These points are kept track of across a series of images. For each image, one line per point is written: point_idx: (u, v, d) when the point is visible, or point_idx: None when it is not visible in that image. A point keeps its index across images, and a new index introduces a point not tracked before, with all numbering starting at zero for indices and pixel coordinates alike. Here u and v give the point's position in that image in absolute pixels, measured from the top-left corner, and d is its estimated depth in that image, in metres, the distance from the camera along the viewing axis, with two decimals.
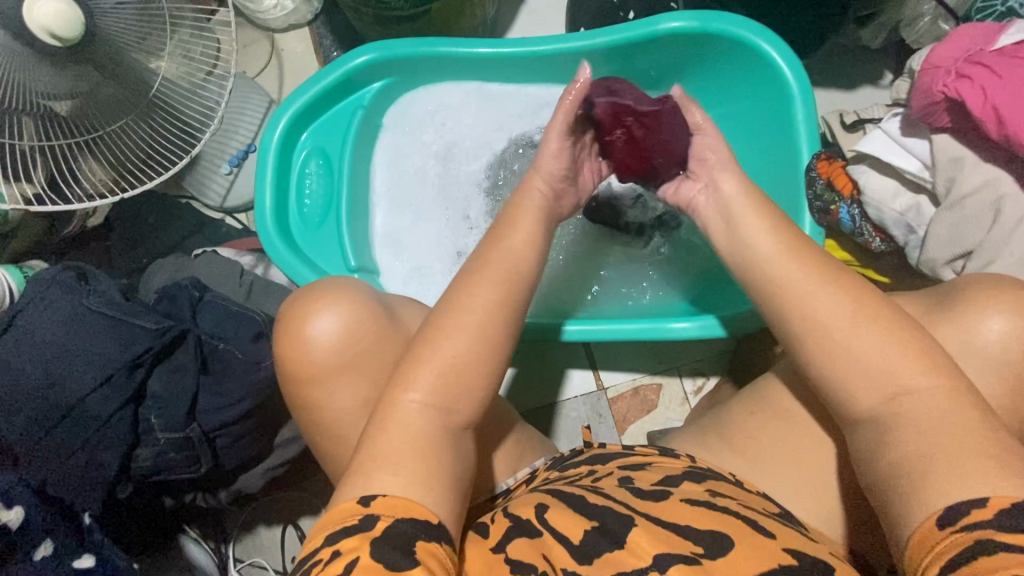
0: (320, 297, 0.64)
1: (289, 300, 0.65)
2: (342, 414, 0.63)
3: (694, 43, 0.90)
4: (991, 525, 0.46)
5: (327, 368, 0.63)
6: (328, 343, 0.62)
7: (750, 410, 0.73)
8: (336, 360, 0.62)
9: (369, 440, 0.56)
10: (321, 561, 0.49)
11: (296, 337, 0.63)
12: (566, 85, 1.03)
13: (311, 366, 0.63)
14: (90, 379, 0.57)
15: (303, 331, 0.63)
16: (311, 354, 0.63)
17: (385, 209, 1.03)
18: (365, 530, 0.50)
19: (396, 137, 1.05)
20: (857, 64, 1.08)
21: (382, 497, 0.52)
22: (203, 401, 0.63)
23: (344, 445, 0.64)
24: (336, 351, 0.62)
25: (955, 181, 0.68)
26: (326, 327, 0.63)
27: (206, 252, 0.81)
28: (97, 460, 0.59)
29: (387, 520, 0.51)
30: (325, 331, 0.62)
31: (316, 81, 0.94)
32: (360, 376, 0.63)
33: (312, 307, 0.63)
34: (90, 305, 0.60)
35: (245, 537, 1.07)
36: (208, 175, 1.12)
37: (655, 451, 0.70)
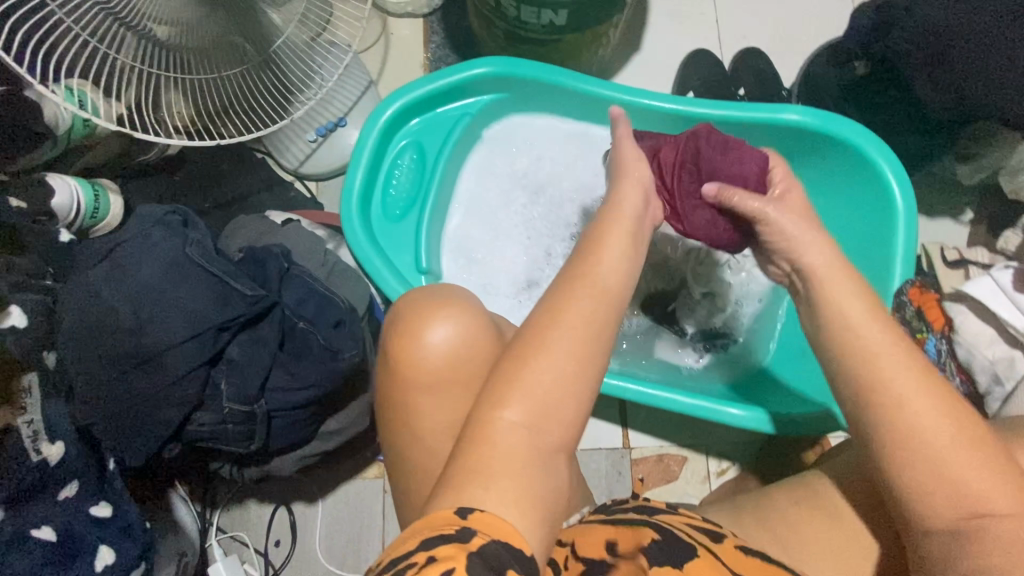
0: (438, 307, 0.63)
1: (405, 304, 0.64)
2: (417, 426, 0.61)
3: (808, 140, 0.91)
4: None
5: (430, 377, 0.61)
6: (443, 351, 0.61)
7: (794, 499, 0.72)
8: (440, 372, 0.61)
9: (463, 455, 0.53)
10: (415, 566, 0.43)
11: (407, 341, 0.62)
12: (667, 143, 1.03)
13: (421, 372, 0.61)
14: (177, 333, 0.55)
15: (418, 335, 0.61)
16: (419, 360, 0.61)
17: (462, 217, 1.01)
18: (462, 540, 0.46)
19: (491, 150, 1.03)
20: (943, 195, 1.11)
21: (480, 513, 0.49)
22: (274, 378, 0.61)
23: (405, 453, 0.63)
24: (450, 362, 0.61)
25: None
26: (440, 338, 0.61)
27: (293, 220, 0.79)
28: (157, 415, 0.56)
29: (485, 537, 0.47)
30: (440, 342, 0.61)
31: (433, 80, 0.93)
32: (447, 393, 0.61)
33: (429, 315, 0.62)
34: (192, 254, 0.58)
35: (233, 508, 1.04)
36: (292, 137, 1.10)
37: (697, 515, 0.68)
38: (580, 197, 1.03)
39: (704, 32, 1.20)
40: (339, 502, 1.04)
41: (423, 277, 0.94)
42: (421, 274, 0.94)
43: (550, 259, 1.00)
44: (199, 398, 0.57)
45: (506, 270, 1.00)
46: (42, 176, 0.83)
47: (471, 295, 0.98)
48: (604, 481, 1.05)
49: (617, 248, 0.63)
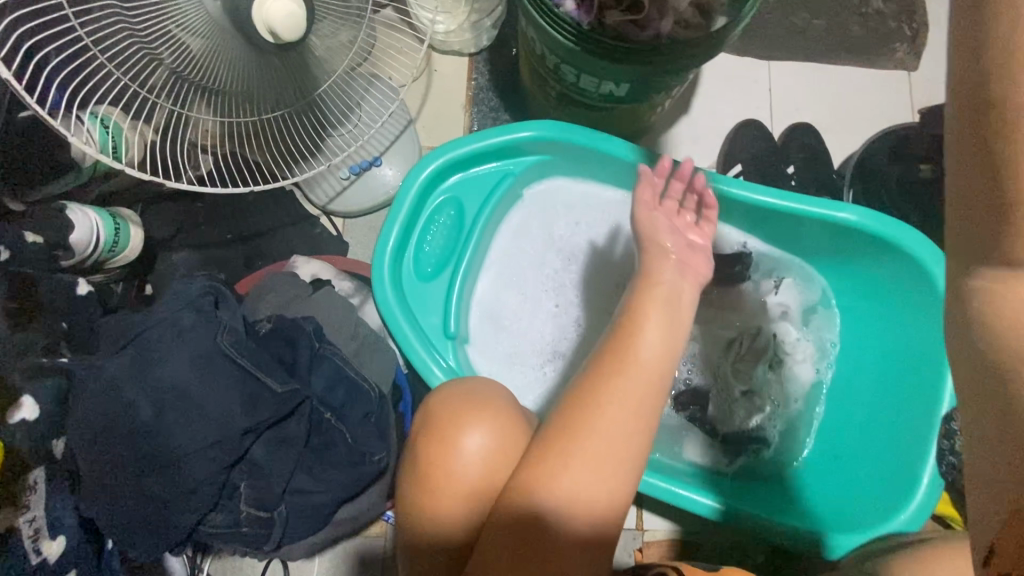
0: (472, 409, 0.62)
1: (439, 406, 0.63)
2: (440, 537, 0.59)
3: (862, 242, 0.88)
4: None
5: (460, 491, 0.59)
6: (479, 462, 0.59)
7: None
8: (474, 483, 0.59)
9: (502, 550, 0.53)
10: None
11: (442, 447, 0.60)
12: None
13: (454, 482, 0.59)
14: (200, 437, 0.51)
15: (453, 442, 0.60)
16: (448, 470, 0.60)
17: (493, 279, 0.98)
18: None
19: (529, 210, 0.99)
20: None
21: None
22: (297, 480, 0.57)
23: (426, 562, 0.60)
24: (483, 474, 0.59)
25: None
26: (474, 446, 0.60)
27: (324, 284, 0.75)
28: (171, 519, 0.52)
29: None
30: (474, 450, 0.60)
31: (480, 138, 0.89)
32: (476, 506, 0.59)
33: (459, 420, 0.61)
34: (223, 346, 0.54)
35: (226, 555, 0.99)
36: (324, 172, 1.06)
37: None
38: (619, 266, 0.98)
39: (756, 100, 1.16)
40: (337, 559, 1.00)
41: (449, 342, 0.90)
42: (448, 340, 0.90)
43: (581, 332, 0.96)
44: (216, 502, 0.53)
45: (531, 337, 0.97)
46: (61, 208, 0.76)
47: (498, 363, 0.95)
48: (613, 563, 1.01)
49: (650, 340, 0.59)
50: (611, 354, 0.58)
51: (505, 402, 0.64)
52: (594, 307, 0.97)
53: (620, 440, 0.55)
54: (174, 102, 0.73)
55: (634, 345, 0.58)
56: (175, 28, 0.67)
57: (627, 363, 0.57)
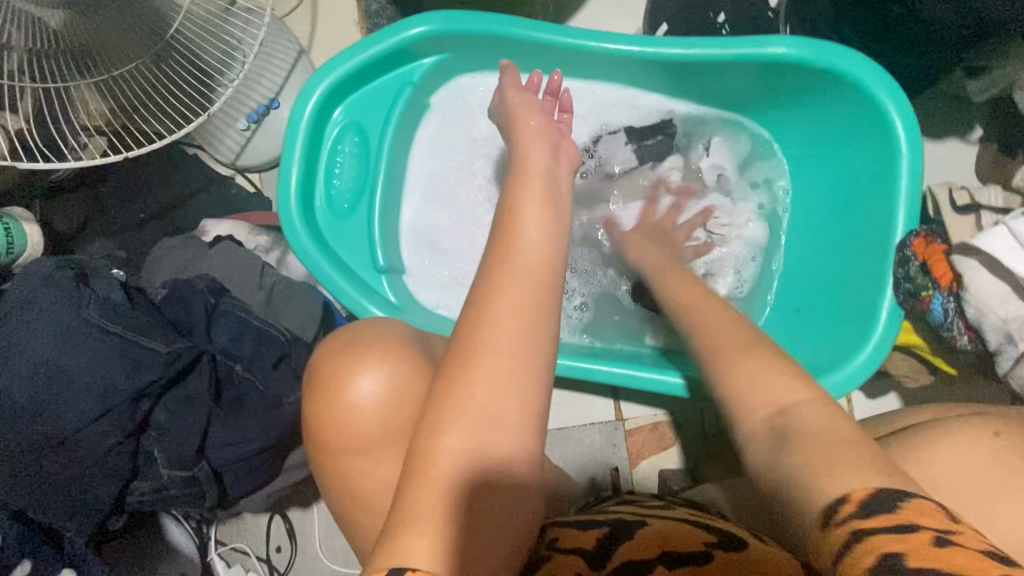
0: (361, 350, 0.56)
1: (327, 350, 0.56)
2: (362, 486, 0.55)
3: (802, 75, 0.79)
4: None
5: (362, 435, 0.55)
6: (374, 404, 0.54)
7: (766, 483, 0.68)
8: (380, 425, 0.54)
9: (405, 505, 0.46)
10: None
11: (335, 396, 0.54)
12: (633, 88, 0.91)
13: (354, 428, 0.54)
14: (89, 410, 0.49)
15: (345, 388, 0.54)
16: (348, 419, 0.54)
17: (418, 201, 0.92)
18: None
19: (442, 121, 0.92)
20: (946, 115, 1.03)
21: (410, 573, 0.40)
22: (213, 435, 0.56)
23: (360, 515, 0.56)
24: (378, 417, 0.54)
25: None
26: (367, 389, 0.54)
27: (223, 238, 0.71)
28: (87, 497, 0.51)
29: None
30: (366, 393, 0.54)
31: (362, 48, 0.80)
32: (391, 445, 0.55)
33: (353, 360, 0.55)
34: (91, 318, 0.51)
35: (230, 520, 1.03)
36: (222, 128, 0.99)
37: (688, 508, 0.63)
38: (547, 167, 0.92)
39: None
40: None
41: (382, 276, 0.86)
42: (381, 273, 0.86)
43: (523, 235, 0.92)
44: (132, 471, 0.53)
45: (463, 255, 0.92)
46: None
47: (439, 287, 0.91)
48: (599, 456, 1.03)
49: (538, 218, 0.53)
50: (492, 255, 0.53)
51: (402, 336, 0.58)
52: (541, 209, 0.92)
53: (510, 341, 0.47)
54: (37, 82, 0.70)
55: (512, 245, 0.52)
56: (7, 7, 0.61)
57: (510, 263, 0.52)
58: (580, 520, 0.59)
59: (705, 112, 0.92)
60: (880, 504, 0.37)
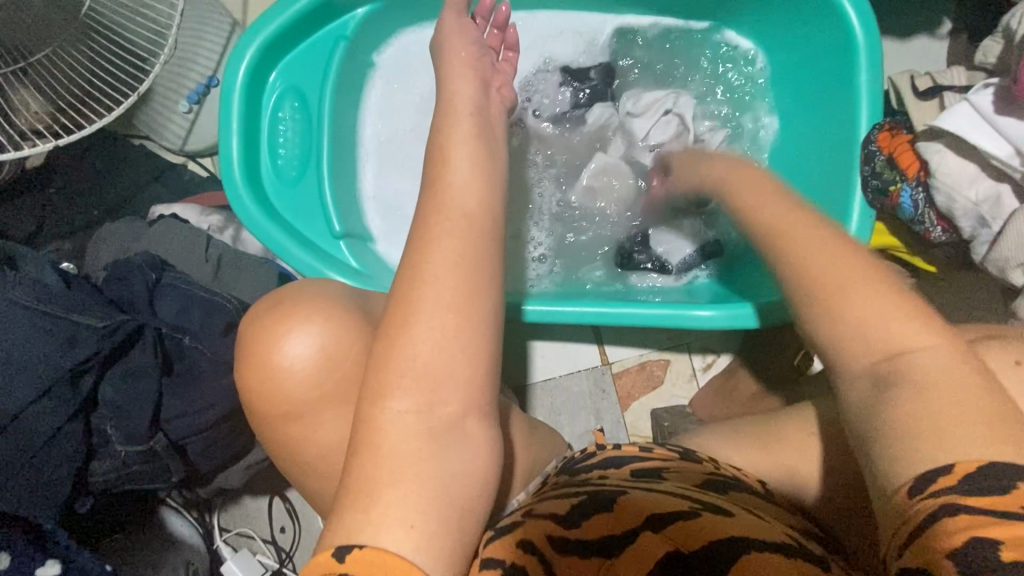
0: (287, 314, 0.52)
1: (258, 317, 0.53)
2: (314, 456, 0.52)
3: None
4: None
5: (306, 407, 0.52)
6: (310, 368, 0.51)
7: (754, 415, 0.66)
8: (318, 390, 0.51)
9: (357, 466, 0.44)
10: None
11: (268, 367, 0.51)
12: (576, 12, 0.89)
13: (292, 397, 0.51)
14: (27, 392, 0.48)
15: (278, 356, 0.51)
16: (288, 389, 0.51)
17: (371, 163, 0.90)
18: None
19: (386, 78, 0.90)
20: (912, 10, 0.98)
21: (358, 549, 0.41)
22: (168, 407, 0.55)
23: (320, 490, 0.54)
24: (316, 381, 0.51)
25: (1002, 195, 0.60)
26: (300, 352, 0.51)
27: (164, 216, 0.69)
28: (43, 482, 0.50)
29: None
30: (298, 357, 0.51)
31: (289, 4, 0.77)
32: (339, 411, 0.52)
33: (283, 323, 0.52)
34: (18, 298, 0.49)
35: (231, 507, 1.03)
36: (164, 112, 0.96)
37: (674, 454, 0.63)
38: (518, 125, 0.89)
39: None
40: None
41: (341, 242, 0.84)
42: (339, 239, 0.84)
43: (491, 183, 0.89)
44: (87, 450, 0.52)
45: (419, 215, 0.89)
46: None
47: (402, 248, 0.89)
48: (589, 403, 1.02)
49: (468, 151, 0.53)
50: (423, 205, 0.51)
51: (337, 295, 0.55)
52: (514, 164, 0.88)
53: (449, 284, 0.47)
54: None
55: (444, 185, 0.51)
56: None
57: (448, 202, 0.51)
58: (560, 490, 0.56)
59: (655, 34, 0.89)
60: (992, 478, 0.34)
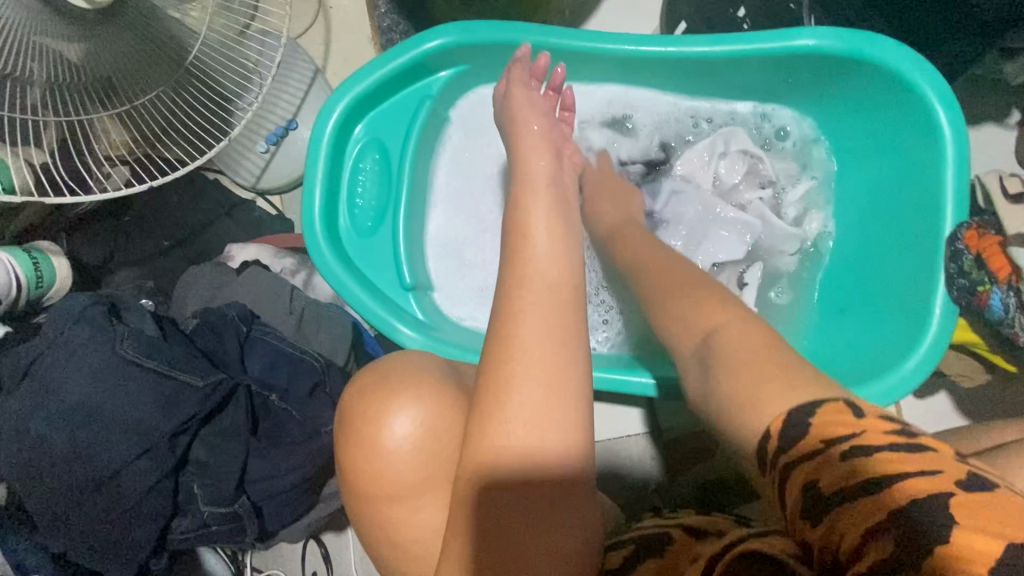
0: (393, 389, 0.52)
1: (359, 388, 0.53)
2: (406, 536, 0.51)
3: (834, 66, 0.77)
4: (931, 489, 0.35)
5: (401, 485, 0.50)
6: (413, 445, 0.50)
7: None
8: (420, 469, 0.50)
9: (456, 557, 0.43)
10: None
11: (371, 440, 0.51)
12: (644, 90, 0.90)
13: (394, 476, 0.50)
14: (127, 450, 0.48)
15: (381, 431, 0.51)
16: (391, 466, 0.50)
17: (443, 215, 0.90)
18: None
19: (463, 134, 0.91)
20: (982, 100, 0.99)
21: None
22: (253, 469, 0.54)
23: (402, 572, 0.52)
24: (418, 458, 0.50)
25: None
26: (405, 431, 0.51)
27: (251, 265, 0.70)
28: (127, 539, 0.50)
29: None
30: (403, 437, 0.51)
31: (381, 64, 0.79)
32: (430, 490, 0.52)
33: (387, 398, 0.52)
34: (125, 353, 0.50)
35: (263, 547, 1.01)
36: (241, 151, 0.99)
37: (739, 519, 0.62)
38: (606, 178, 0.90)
39: None
40: None
41: (410, 294, 0.84)
42: (407, 292, 0.84)
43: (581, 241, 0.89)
44: (172, 511, 0.51)
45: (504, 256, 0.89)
46: None
47: (466, 301, 0.89)
48: None
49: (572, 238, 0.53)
50: None
51: (434, 370, 0.54)
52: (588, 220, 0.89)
53: (546, 363, 0.42)
54: (60, 112, 0.72)
55: (528, 258, 0.46)
56: (23, 39, 0.63)
57: None
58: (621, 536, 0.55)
59: (740, 109, 0.88)
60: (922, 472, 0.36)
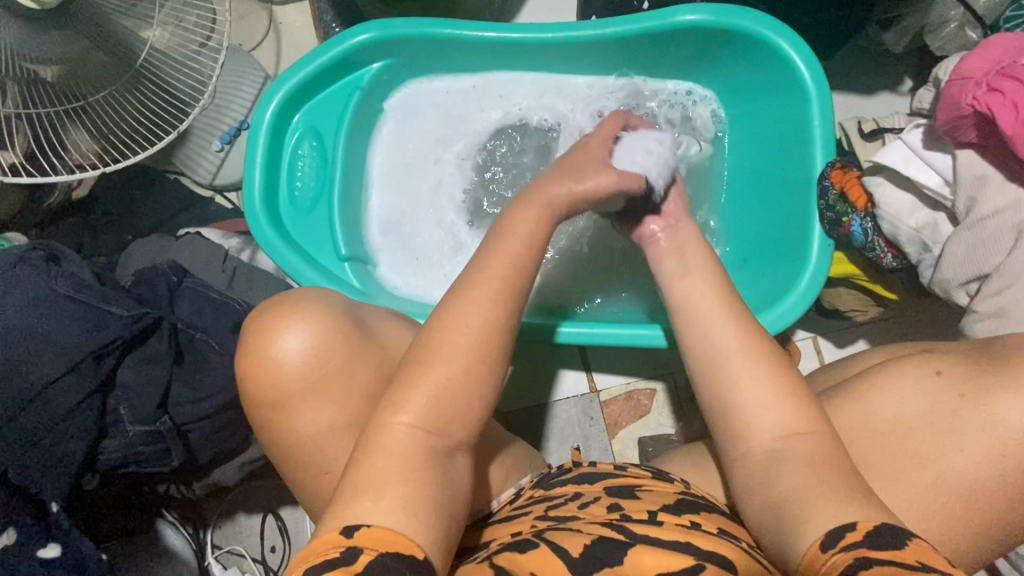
0: (287, 312, 0.59)
1: (261, 311, 0.60)
2: (303, 440, 0.59)
3: (711, 38, 0.86)
4: (862, 543, 0.43)
5: (299, 388, 0.58)
6: (302, 361, 0.58)
7: None
8: (307, 378, 0.58)
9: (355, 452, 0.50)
10: None
11: (263, 357, 0.58)
12: (555, 75, 0.99)
13: (288, 381, 0.58)
14: (55, 368, 0.56)
15: (272, 351, 0.58)
16: (282, 375, 0.58)
17: (378, 195, 0.99)
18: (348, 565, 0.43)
19: (395, 122, 1.00)
20: (879, 70, 1.07)
21: (366, 528, 0.46)
22: (176, 393, 0.62)
23: (317, 480, 0.60)
24: (311, 368, 0.58)
25: (977, 201, 0.61)
26: (294, 347, 0.58)
27: (189, 234, 0.77)
28: (59, 452, 0.57)
29: (371, 553, 0.44)
30: (296, 346, 0.58)
31: (313, 59, 0.89)
32: (336, 402, 0.59)
33: (280, 321, 0.59)
34: (58, 289, 0.58)
35: (224, 524, 1.05)
36: (199, 151, 1.08)
37: (647, 471, 0.65)
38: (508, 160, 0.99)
39: None
40: None
41: (345, 265, 0.92)
42: (344, 262, 0.92)
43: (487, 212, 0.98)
44: (98, 428, 0.59)
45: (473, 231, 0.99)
46: None
47: (401, 271, 0.97)
48: (576, 429, 1.04)
49: None
50: None
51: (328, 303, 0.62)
52: (501, 190, 0.99)
53: None
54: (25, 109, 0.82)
55: None
56: None
57: None
58: (546, 511, 0.59)
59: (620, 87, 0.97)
60: (884, 536, 0.43)
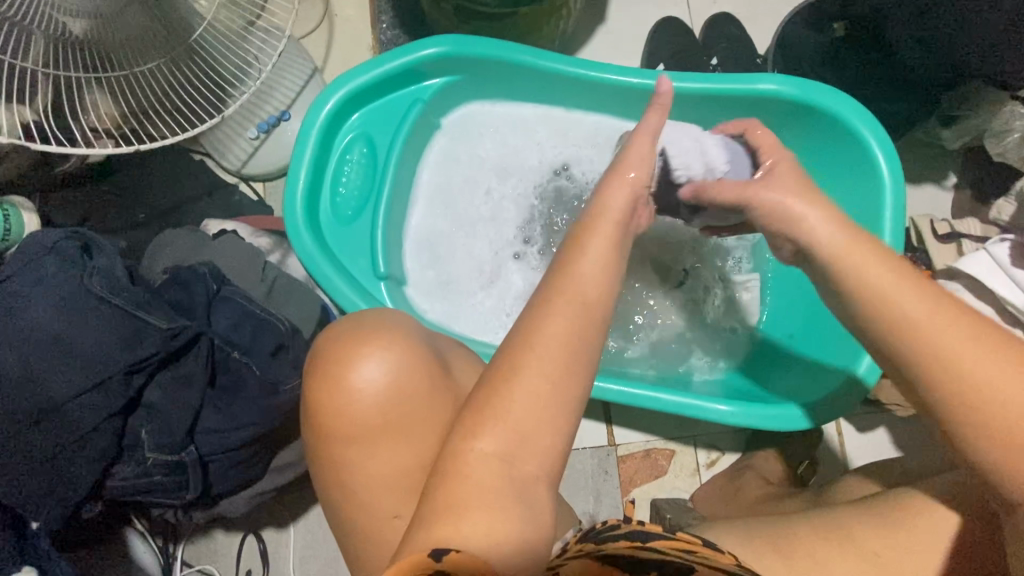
0: (365, 340, 0.55)
1: (334, 336, 0.56)
2: (351, 490, 0.54)
3: (791, 111, 0.84)
4: None
5: (354, 433, 0.53)
6: (373, 397, 0.53)
7: (794, 531, 0.65)
8: (378, 420, 0.53)
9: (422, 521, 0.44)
10: None
11: (335, 385, 0.53)
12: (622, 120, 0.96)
13: (351, 418, 0.53)
14: (82, 382, 0.54)
15: (345, 382, 0.53)
16: (352, 410, 0.53)
17: (422, 214, 0.94)
18: None
19: (449, 140, 0.96)
20: (928, 161, 1.08)
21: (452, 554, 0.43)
22: (205, 418, 0.60)
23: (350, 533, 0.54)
24: (381, 407, 0.53)
25: None
26: (371, 376, 0.53)
27: (227, 232, 0.71)
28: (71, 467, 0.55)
29: None
30: (372, 379, 0.53)
31: (380, 63, 0.84)
32: (388, 454, 0.53)
33: (354, 351, 0.54)
34: (94, 290, 0.56)
35: (199, 540, 0.97)
36: (231, 135, 1.01)
37: (697, 538, 0.61)
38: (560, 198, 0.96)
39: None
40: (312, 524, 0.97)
41: (382, 283, 0.86)
42: (380, 281, 0.86)
43: (534, 248, 0.94)
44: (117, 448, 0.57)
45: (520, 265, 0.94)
46: None
47: (436, 297, 0.92)
48: (590, 482, 1.00)
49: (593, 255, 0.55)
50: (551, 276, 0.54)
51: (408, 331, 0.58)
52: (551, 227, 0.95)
53: (560, 358, 0.50)
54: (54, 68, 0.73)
55: (568, 271, 0.54)
56: None
57: (567, 289, 0.53)
58: None
59: None
60: None
